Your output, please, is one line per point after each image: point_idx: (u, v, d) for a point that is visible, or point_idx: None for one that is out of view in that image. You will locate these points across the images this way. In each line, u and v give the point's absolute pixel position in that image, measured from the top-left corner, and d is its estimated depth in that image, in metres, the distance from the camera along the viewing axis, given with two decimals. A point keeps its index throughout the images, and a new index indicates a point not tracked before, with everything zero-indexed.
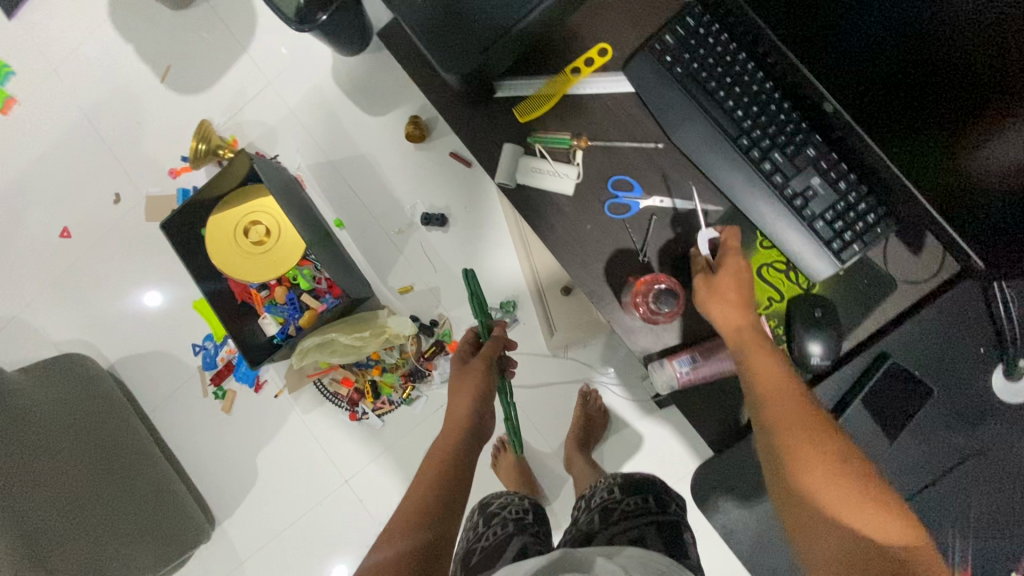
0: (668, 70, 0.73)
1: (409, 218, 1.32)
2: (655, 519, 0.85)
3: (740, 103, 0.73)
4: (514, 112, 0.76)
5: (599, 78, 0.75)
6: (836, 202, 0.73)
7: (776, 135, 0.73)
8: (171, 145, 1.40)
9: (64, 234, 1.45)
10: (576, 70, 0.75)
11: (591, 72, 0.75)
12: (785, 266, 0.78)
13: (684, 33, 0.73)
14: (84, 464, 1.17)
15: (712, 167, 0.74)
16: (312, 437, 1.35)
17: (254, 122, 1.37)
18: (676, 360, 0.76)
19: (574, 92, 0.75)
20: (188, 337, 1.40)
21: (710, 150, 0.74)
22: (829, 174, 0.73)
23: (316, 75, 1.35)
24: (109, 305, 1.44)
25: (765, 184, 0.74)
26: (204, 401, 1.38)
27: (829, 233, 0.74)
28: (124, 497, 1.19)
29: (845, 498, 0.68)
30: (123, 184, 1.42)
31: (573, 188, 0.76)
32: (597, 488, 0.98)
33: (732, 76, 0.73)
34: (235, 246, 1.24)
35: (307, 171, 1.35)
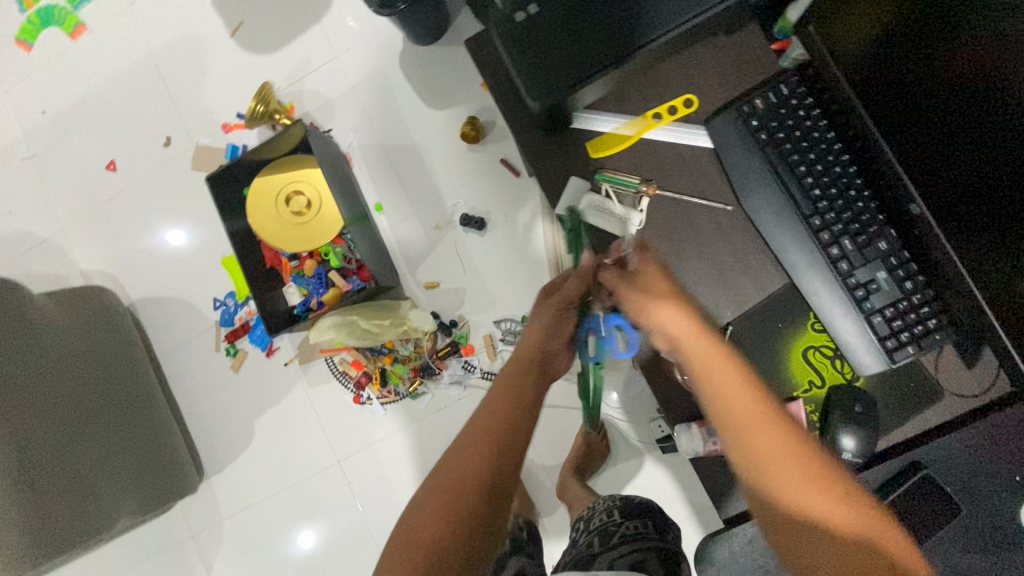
0: (753, 135, 0.70)
1: (449, 215, 1.32)
2: (654, 544, 0.85)
3: (819, 180, 0.70)
4: (586, 146, 0.73)
5: (679, 128, 0.72)
6: (898, 300, 0.68)
7: (849, 219, 0.70)
8: (228, 100, 1.41)
9: (110, 166, 1.47)
10: (658, 115, 0.72)
11: (672, 120, 0.72)
12: (832, 352, 0.72)
13: (777, 100, 0.71)
14: (92, 396, 1.18)
15: (778, 241, 0.71)
16: (313, 411, 1.35)
17: (314, 93, 1.38)
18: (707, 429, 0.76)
19: (651, 136, 0.72)
20: (211, 290, 1.41)
21: (779, 223, 0.71)
22: (897, 271, 0.68)
23: (384, 57, 1.35)
24: (140, 243, 1.45)
25: (828, 268, 0.70)
26: (215, 355, 1.39)
27: (886, 331, 0.68)
28: (123, 435, 1.21)
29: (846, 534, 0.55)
30: (176, 129, 1.43)
31: (633, 233, 0.71)
32: (597, 509, 0.99)
33: (816, 152, 0.70)
34: (276, 213, 1.25)
35: (357, 151, 1.35)
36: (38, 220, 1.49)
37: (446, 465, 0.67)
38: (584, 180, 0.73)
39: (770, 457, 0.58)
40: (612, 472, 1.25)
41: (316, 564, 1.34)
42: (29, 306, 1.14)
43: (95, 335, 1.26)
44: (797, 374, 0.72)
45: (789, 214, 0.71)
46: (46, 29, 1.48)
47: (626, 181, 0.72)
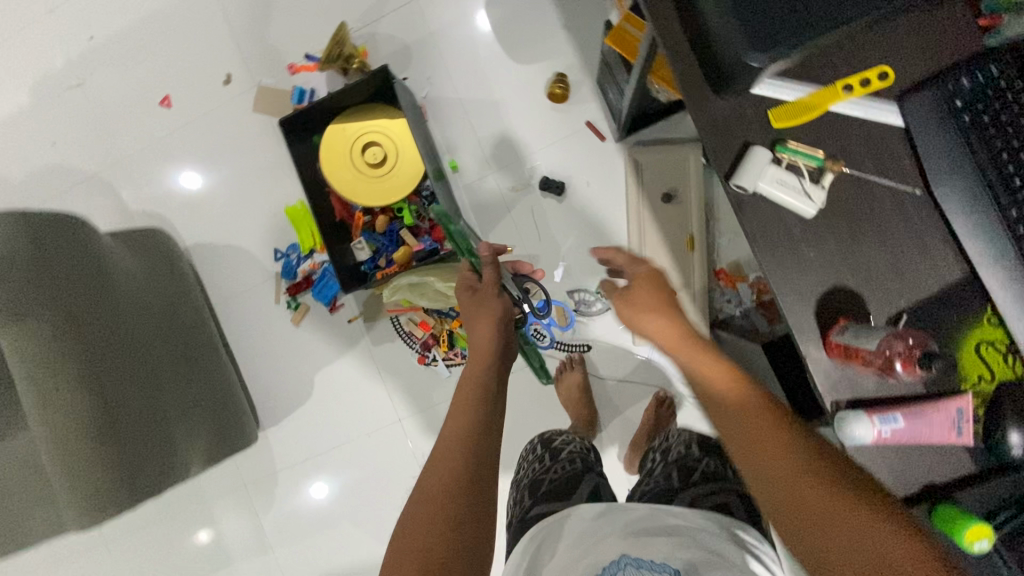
0: (949, 107, 0.58)
1: (527, 178, 1.27)
2: (738, 487, 0.83)
3: (1020, 163, 0.57)
4: (767, 114, 0.62)
5: (871, 102, 0.60)
6: None
7: None
8: (295, 39, 1.32)
9: (164, 102, 1.38)
10: (849, 88, 0.60)
11: (865, 93, 0.60)
12: (1006, 349, 0.59)
13: (988, 73, 0.58)
14: (159, 342, 1.15)
15: (962, 232, 0.59)
16: (375, 369, 1.34)
17: (389, 37, 1.29)
18: (880, 417, 0.59)
19: (836, 110, 0.60)
20: (272, 240, 1.36)
21: (967, 211, 0.58)
22: None
23: (467, 2, 1.27)
24: (196, 186, 1.39)
25: (1020, 267, 0.57)
26: (275, 307, 1.36)
27: None
28: (189, 384, 1.18)
29: (808, 477, 0.53)
30: (239, 67, 1.35)
31: (814, 212, 0.60)
32: (671, 443, 0.99)
33: (1022, 130, 0.57)
34: (348, 161, 1.20)
35: (433, 103, 1.29)
36: (87, 155, 1.41)
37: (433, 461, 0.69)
38: (765, 151, 0.60)
39: (738, 417, 0.62)
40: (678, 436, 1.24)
41: (370, 520, 1.35)
42: (99, 248, 1.09)
43: (157, 278, 1.23)
44: (967, 370, 0.60)
45: (980, 202, 0.58)
46: None
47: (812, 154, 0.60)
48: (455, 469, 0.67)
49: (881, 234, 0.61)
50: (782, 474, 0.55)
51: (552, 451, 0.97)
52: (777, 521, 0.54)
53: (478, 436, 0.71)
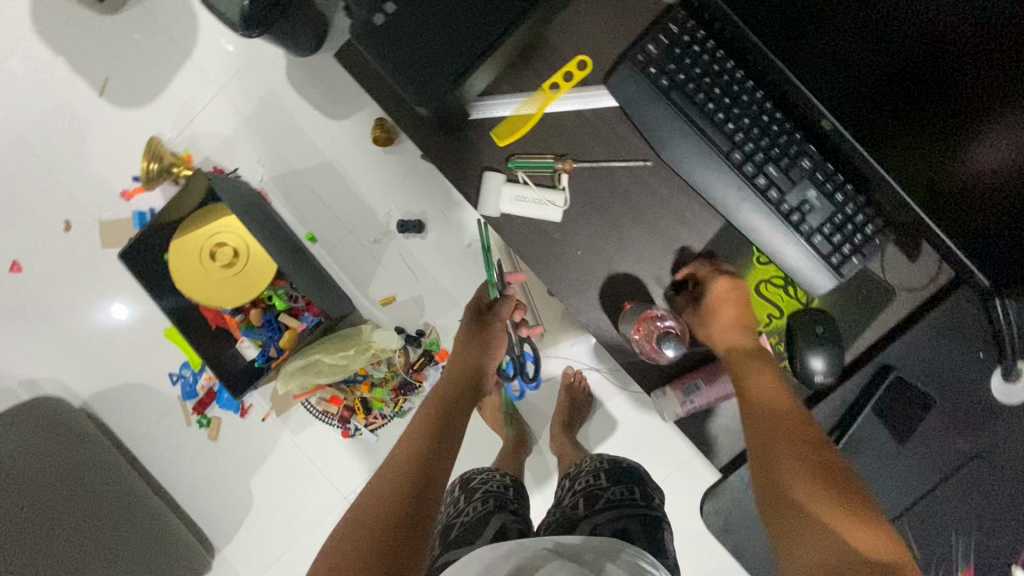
0: (654, 82, 0.69)
1: (384, 226, 1.27)
2: (639, 512, 0.86)
3: (730, 115, 0.70)
4: (491, 135, 0.73)
5: (578, 94, 0.72)
6: (834, 215, 0.71)
7: (769, 148, 0.71)
8: (118, 166, 1.30)
9: (13, 267, 1.35)
10: (555, 86, 0.72)
11: (570, 87, 0.72)
12: (783, 282, 0.78)
13: (668, 41, 0.69)
14: (69, 511, 1.13)
15: (705, 182, 0.71)
16: (305, 458, 1.32)
17: (207, 134, 1.28)
18: (681, 389, 0.77)
19: (553, 110, 0.72)
20: (163, 366, 1.34)
21: (701, 165, 0.71)
22: (824, 187, 0.71)
23: (270, 77, 1.26)
24: (71, 337, 1.36)
25: (762, 200, 0.71)
26: (189, 431, 1.34)
27: (828, 248, 0.71)
28: (114, 540, 1.16)
29: (832, 489, 0.65)
30: (73, 210, 1.32)
31: (561, 215, 0.74)
32: (583, 468, 1.00)
33: (717, 81, 0.70)
34: (203, 271, 1.17)
35: (271, 184, 1.28)
36: None
37: (370, 487, 0.77)
38: (498, 174, 0.73)
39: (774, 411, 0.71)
40: (600, 426, 1.23)
41: None
42: None
43: (52, 442, 1.20)
44: (759, 313, 0.79)
45: (709, 155, 0.70)
46: None
47: (544, 163, 0.73)
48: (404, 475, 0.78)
49: None
50: (806, 484, 0.65)
51: (466, 492, 0.96)
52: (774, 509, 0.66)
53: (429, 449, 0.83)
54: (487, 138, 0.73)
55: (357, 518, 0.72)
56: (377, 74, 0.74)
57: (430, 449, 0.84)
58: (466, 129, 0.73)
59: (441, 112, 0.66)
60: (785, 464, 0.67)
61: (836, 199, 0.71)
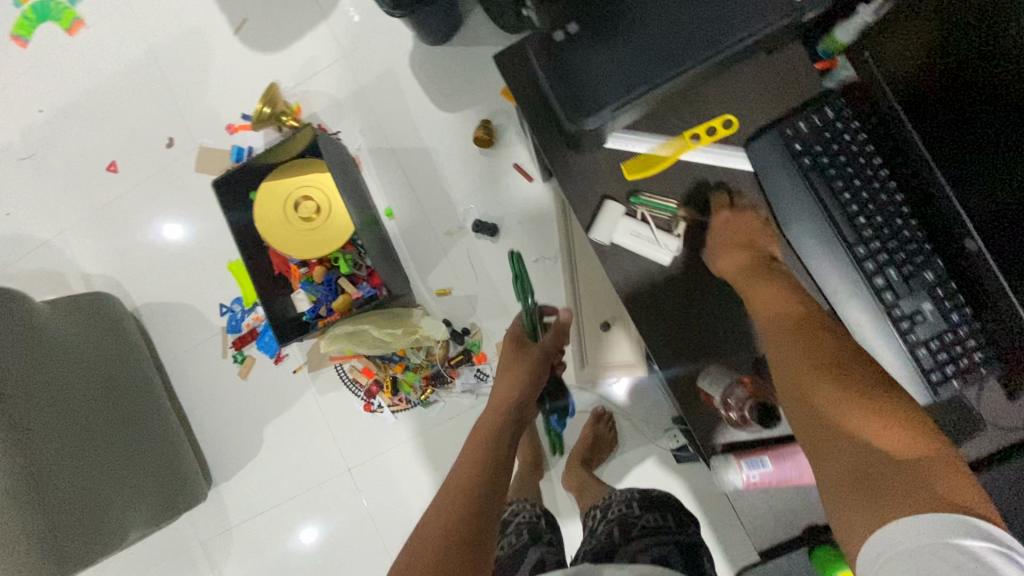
0: (796, 159, 0.72)
1: (460, 221, 1.30)
2: (674, 539, 0.89)
3: (863, 208, 0.72)
4: (620, 167, 0.76)
5: (716, 149, 0.74)
6: (944, 332, 0.70)
7: (894, 250, 0.71)
8: (232, 101, 1.37)
9: (110, 167, 1.42)
10: (696, 136, 0.75)
11: (711, 141, 0.75)
12: None
13: (822, 123, 0.72)
14: (99, 408, 1.17)
15: (820, 266, 0.72)
16: (323, 420, 1.34)
17: (321, 93, 1.34)
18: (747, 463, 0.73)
19: (688, 159, 0.75)
20: (217, 296, 1.38)
21: (820, 248, 0.72)
22: (942, 303, 0.70)
23: (393, 56, 1.31)
24: (141, 245, 1.42)
25: (874, 300, 0.71)
26: (222, 362, 1.37)
27: (930, 363, 0.70)
28: (129, 448, 1.19)
29: (873, 425, 0.61)
30: (179, 130, 1.39)
31: (668, 259, 0.75)
32: (612, 500, 1.02)
33: (858, 175, 0.72)
34: (284, 218, 1.21)
35: (366, 154, 1.32)
36: (37, 222, 1.44)
37: (424, 527, 0.75)
38: (618, 205, 0.75)
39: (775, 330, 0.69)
40: (616, 468, 1.23)
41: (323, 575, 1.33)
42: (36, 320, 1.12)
43: (101, 344, 1.25)
44: None
45: (832, 241, 0.72)
46: (42, 26, 1.43)
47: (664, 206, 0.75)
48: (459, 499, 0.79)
49: None
50: (848, 427, 0.62)
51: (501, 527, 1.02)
52: (822, 471, 0.63)
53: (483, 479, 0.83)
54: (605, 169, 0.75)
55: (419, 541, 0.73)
56: (517, 82, 0.77)
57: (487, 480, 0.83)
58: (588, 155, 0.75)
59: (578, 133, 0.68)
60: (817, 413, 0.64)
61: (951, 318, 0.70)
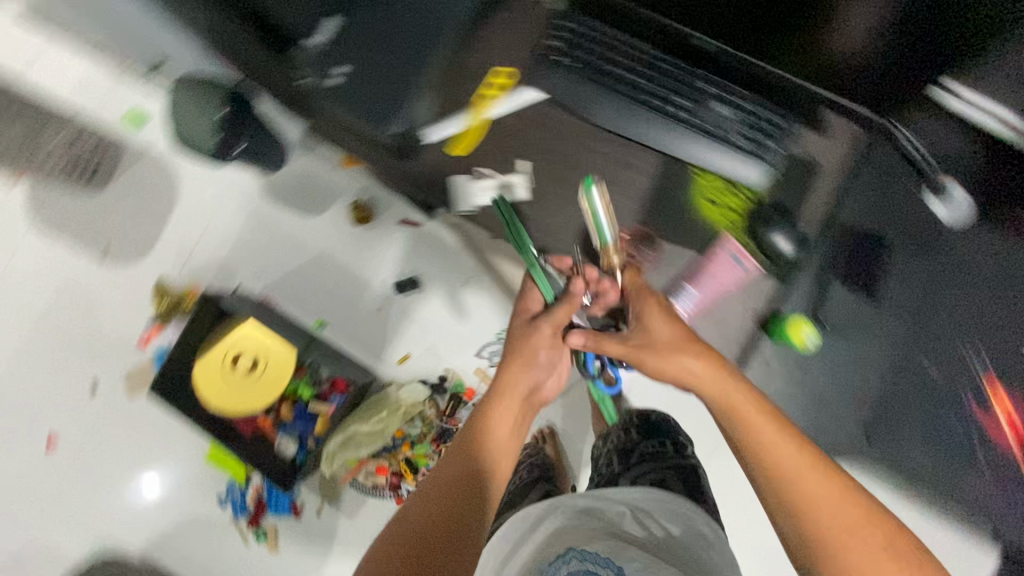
0: (557, 63, 0.86)
1: (383, 293, 1.36)
2: (674, 463, 1.09)
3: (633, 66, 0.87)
4: (445, 147, 1.08)
5: (500, 99, 1.05)
6: (744, 116, 0.87)
7: (670, 83, 0.87)
8: (128, 316, 1.39)
9: (51, 444, 1.32)
10: (482, 97, 1.05)
11: (494, 94, 1.05)
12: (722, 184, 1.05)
13: (561, 30, 0.88)
14: None
15: (634, 131, 0.87)
16: (368, 539, 1.31)
17: (204, 263, 1.39)
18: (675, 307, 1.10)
19: (487, 115, 1.06)
20: (209, 493, 1.35)
21: (623, 117, 0.86)
22: (730, 100, 0.87)
23: (248, 198, 1.40)
24: (112, 496, 1.36)
25: (682, 126, 0.86)
26: (248, 550, 1.33)
27: (748, 144, 0.87)
28: None
29: (827, 499, 0.80)
30: (92, 371, 1.38)
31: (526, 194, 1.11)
32: (613, 429, 1.20)
33: (613, 46, 0.87)
34: (228, 381, 1.22)
35: (272, 288, 1.38)
36: None
37: (410, 506, 0.84)
38: (460, 176, 1.11)
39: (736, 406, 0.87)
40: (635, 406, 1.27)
41: None
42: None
43: None
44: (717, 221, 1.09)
45: (624, 104, 0.86)
46: None
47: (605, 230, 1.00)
48: (446, 487, 0.85)
49: None
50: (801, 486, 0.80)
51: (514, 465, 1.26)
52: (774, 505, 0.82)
53: (475, 469, 0.87)
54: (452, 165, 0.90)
55: (403, 520, 0.82)
56: None
57: (476, 473, 0.87)
58: None
59: None
60: (767, 450, 0.83)
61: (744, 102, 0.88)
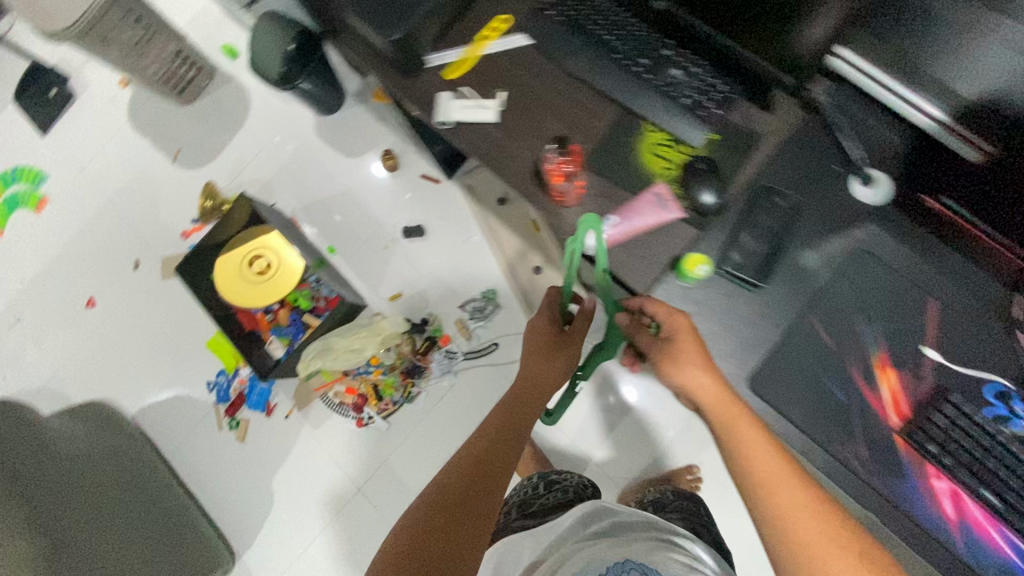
0: (547, 17, 0.82)
1: (392, 235, 1.49)
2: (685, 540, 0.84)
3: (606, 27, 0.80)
4: (441, 73, 0.85)
5: (501, 39, 0.85)
6: (699, 84, 0.77)
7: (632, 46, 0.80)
8: (180, 212, 1.61)
9: (91, 302, 1.61)
10: (485, 36, 0.86)
11: (496, 36, 0.85)
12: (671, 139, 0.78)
13: None
14: (91, 503, 1.19)
15: (601, 81, 0.79)
16: (323, 450, 1.41)
17: (253, 181, 1.59)
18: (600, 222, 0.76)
19: (486, 53, 0.85)
20: (202, 376, 1.50)
21: (585, 66, 0.80)
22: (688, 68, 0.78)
23: (302, 134, 1.59)
24: (123, 364, 1.55)
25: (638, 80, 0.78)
26: (219, 434, 1.46)
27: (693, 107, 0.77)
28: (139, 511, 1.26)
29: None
30: (143, 252, 1.60)
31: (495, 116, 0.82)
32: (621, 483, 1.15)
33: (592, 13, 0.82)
34: (241, 276, 1.38)
35: (300, 212, 1.55)
36: (34, 373, 1.59)
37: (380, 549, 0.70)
38: (447, 94, 0.84)
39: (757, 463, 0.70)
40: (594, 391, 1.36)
41: None
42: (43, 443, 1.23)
43: (97, 443, 1.36)
44: (653, 163, 0.78)
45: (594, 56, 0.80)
46: (13, 214, 1.70)
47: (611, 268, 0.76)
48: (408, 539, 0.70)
49: (550, 113, 0.82)
50: (787, 503, 0.67)
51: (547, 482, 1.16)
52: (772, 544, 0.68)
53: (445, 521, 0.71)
54: (437, 72, 0.86)
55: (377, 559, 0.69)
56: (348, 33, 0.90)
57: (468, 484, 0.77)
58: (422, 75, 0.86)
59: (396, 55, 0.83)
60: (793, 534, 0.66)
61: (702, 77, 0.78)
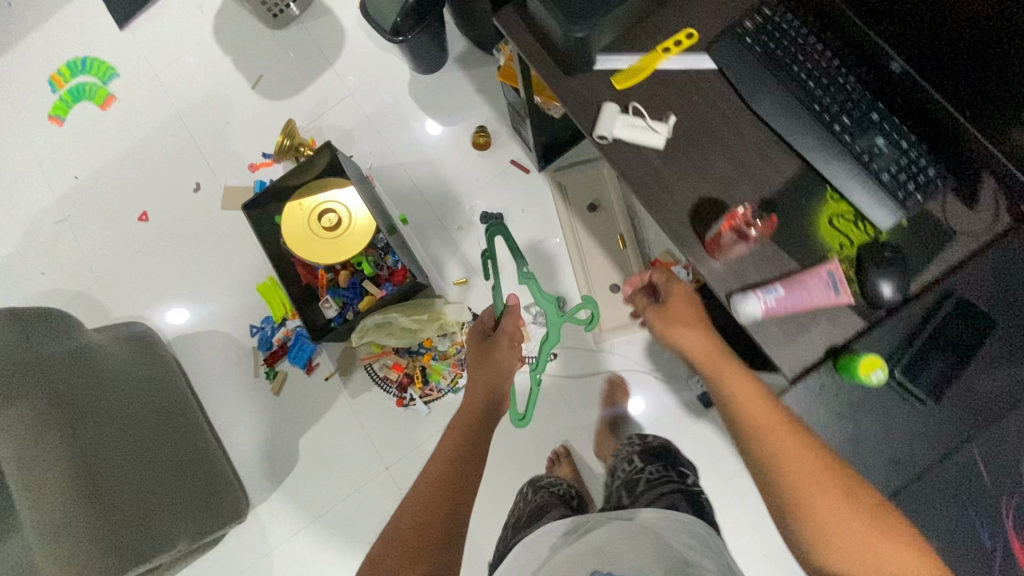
0: (748, 49, 0.77)
1: (470, 216, 1.42)
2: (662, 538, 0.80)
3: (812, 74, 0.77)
4: (610, 80, 0.79)
5: (686, 57, 0.79)
6: (900, 157, 0.73)
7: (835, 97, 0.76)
8: (252, 143, 1.54)
9: (143, 216, 1.54)
10: (666, 49, 0.79)
11: (679, 51, 0.79)
12: (852, 215, 0.75)
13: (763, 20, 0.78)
14: (128, 426, 1.16)
15: (793, 135, 0.75)
16: (357, 421, 1.38)
17: (333, 126, 1.51)
18: (763, 291, 0.73)
19: (662, 68, 0.79)
20: (248, 318, 1.45)
21: (788, 116, 0.76)
22: (893, 135, 0.74)
23: (394, 87, 1.50)
24: (166, 286, 1.50)
25: (835, 142, 0.74)
26: (255, 380, 1.42)
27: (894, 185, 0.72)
28: (169, 445, 1.22)
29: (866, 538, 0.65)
30: (206, 175, 1.53)
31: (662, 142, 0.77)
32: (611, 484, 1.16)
33: (801, 49, 0.77)
34: (310, 227, 1.27)
35: (377, 170, 1.47)
36: (73, 276, 1.53)
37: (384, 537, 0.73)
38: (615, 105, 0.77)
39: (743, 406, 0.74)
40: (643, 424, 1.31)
41: None
42: (82, 350, 1.18)
43: (131, 361, 1.31)
44: (829, 239, 0.75)
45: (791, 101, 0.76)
46: (77, 105, 1.61)
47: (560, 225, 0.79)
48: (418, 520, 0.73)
49: (720, 151, 0.77)
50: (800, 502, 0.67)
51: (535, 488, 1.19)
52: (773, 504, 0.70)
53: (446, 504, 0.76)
54: (605, 81, 0.79)
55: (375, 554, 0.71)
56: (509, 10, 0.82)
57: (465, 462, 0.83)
58: (585, 76, 0.80)
59: (569, 51, 0.76)
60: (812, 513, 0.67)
61: (904, 146, 0.73)
